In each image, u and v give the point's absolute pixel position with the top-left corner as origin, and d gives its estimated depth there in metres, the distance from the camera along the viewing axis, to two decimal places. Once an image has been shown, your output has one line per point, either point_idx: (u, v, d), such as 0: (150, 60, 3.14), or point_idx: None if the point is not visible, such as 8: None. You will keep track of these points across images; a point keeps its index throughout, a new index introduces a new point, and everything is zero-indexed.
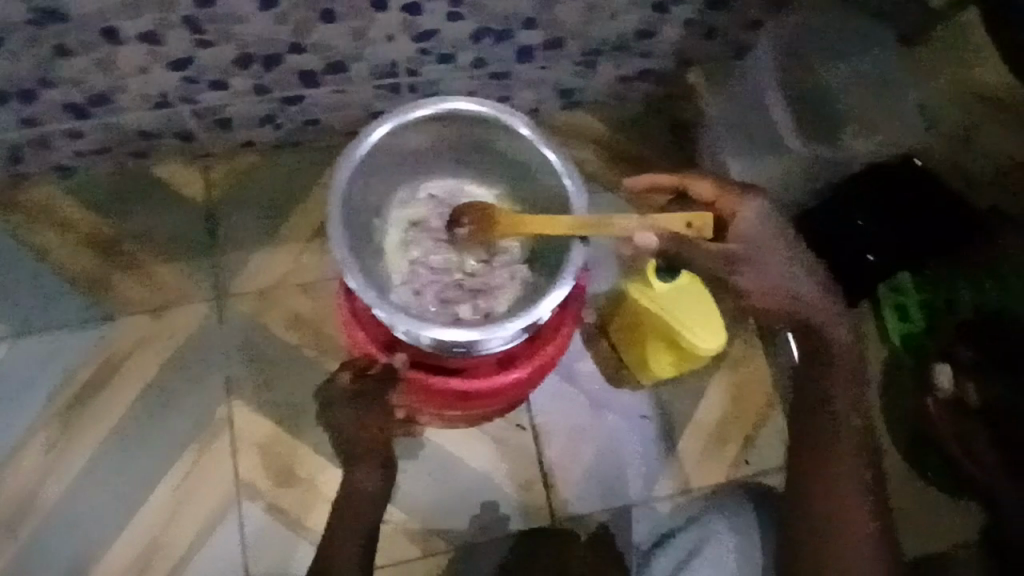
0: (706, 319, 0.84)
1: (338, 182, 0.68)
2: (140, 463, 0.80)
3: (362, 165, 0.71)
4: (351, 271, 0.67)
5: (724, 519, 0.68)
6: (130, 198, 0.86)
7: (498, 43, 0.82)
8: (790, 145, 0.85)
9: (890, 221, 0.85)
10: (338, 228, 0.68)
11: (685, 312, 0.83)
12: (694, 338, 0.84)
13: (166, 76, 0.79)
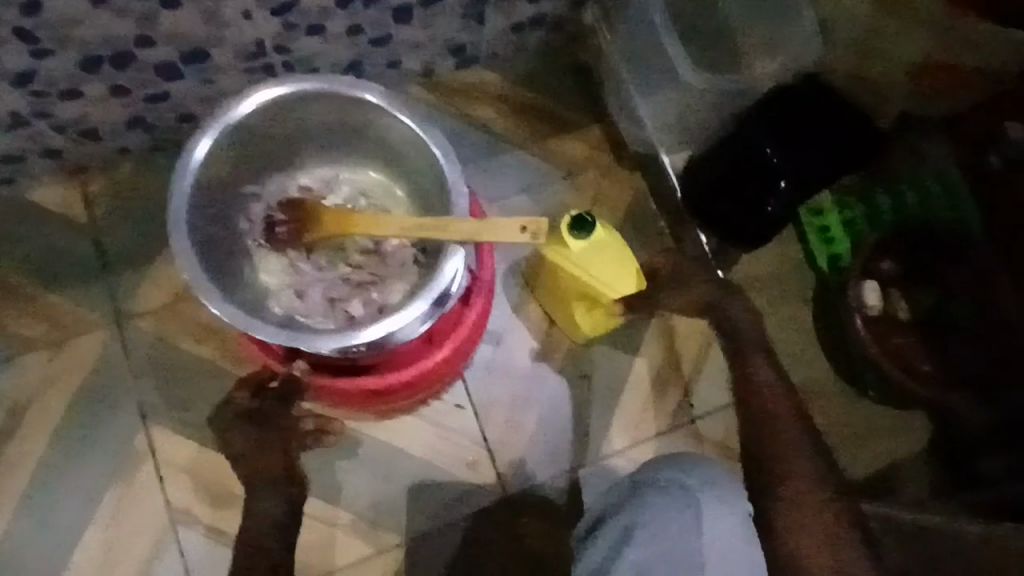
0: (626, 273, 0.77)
1: (174, 224, 0.48)
2: (62, 500, 0.80)
3: (202, 193, 0.52)
4: (211, 296, 0.49)
5: (657, 495, 0.63)
6: (13, 231, 0.85)
7: (369, 7, 0.76)
8: (684, 75, 0.81)
9: (799, 149, 0.79)
10: (190, 247, 0.49)
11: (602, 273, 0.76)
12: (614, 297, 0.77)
13: (10, 92, 0.72)
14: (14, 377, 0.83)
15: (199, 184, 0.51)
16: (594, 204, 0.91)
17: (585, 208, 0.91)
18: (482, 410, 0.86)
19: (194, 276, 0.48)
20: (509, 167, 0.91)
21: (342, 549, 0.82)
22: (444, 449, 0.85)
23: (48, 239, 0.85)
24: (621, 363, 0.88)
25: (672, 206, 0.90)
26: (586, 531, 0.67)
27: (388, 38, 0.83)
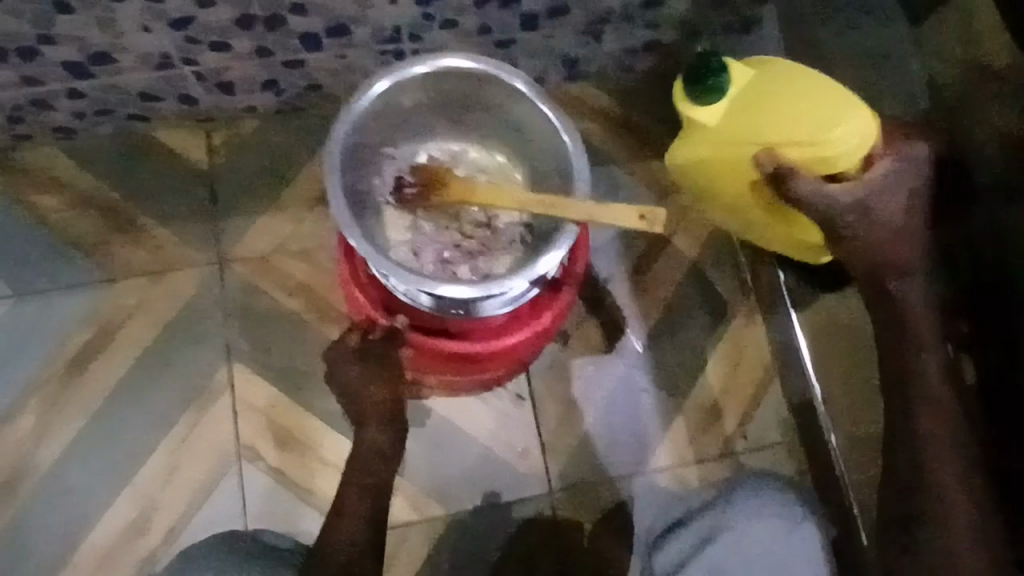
0: (795, 112, 0.72)
1: (330, 157, 0.52)
2: (135, 420, 0.85)
3: (351, 136, 0.56)
4: (350, 231, 0.53)
5: (737, 504, 0.71)
6: (134, 163, 0.92)
7: (503, 9, 0.82)
8: None
9: None
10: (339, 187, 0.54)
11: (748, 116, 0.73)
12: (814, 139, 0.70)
13: (167, 35, 0.77)
14: (114, 298, 0.88)
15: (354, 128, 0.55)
16: (677, 226, 0.94)
17: (667, 228, 0.94)
18: (540, 402, 0.89)
19: (339, 208, 0.53)
20: (599, 177, 0.95)
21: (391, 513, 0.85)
22: (500, 435, 0.88)
23: (166, 178, 0.92)
24: (681, 382, 0.91)
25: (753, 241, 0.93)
26: (665, 531, 0.75)
27: (510, 40, 0.88)
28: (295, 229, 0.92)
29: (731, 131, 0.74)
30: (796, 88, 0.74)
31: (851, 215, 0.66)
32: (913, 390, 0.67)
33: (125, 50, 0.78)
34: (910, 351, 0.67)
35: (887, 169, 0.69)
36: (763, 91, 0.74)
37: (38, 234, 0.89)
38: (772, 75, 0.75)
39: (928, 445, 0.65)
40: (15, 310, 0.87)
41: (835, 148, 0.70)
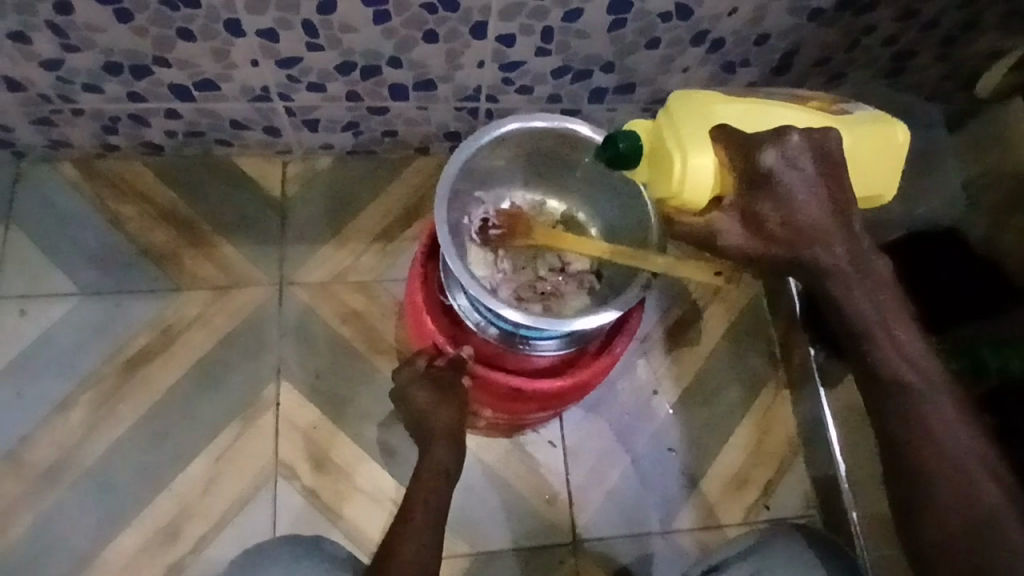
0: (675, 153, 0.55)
1: (441, 186, 0.59)
2: (180, 426, 0.87)
3: (460, 172, 0.62)
4: (448, 252, 0.59)
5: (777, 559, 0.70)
6: (212, 183, 0.98)
7: (576, 81, 0.90)
8: None
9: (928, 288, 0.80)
10: (443, 213, 0.60)
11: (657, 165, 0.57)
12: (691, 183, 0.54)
13: (272, 71, 0.84)
14: (176, 307, 0.92)
15: (463, 165, 0.62)
16: (715, 297, 0.99)
17: (704, 297, 0.99)
18: (573, 450, 0.92)
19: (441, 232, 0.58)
20: None
21: None
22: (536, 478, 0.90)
23: (240, 200, 0.98)
24: (709, 446, 0.94)
25: (786, 317, 0.97)
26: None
27: (577, 109, 0.96)
28: (354, 261, 0.97)
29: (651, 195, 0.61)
30: (704, 125, 0.56)
31: (744, 248, 0.52)
32: (929, 439, 0.54)
33: (231, 80, 0.85)
34: (897, 385, 0.54)
35: (746, 173, 0.51)
36: (663, 139, 0.57)
37: (114, 239, 0.94)
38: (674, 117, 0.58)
39: (967, 491, 0.53)
40: (81, 309, 0.91)
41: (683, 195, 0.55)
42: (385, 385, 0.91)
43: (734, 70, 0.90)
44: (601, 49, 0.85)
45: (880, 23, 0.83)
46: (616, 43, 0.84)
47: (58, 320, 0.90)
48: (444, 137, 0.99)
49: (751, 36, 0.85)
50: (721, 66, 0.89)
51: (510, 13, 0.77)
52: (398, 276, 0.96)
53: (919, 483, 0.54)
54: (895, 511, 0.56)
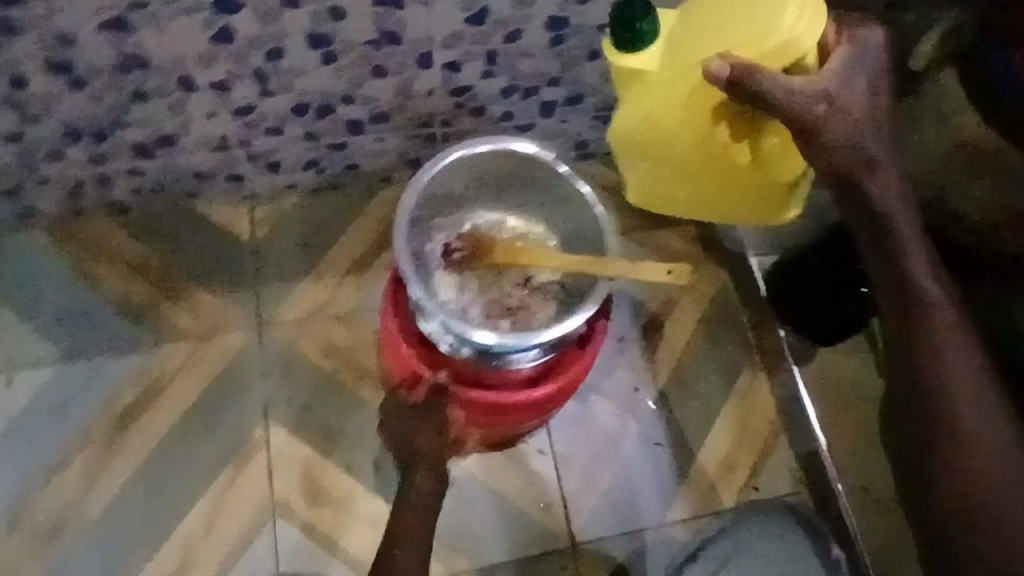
0: (758, 7, 0.57)
1: (397, 221, 0.61)
2: (174, 477, 0.89)
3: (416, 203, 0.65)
4: (412, 281, 0.63)
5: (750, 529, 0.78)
6: (182, 234, 0.99)
7: (526, 98, 0.93)
8: None
9: None
10: (403, 244, 0.63)
11: (721, 24, 0.58)
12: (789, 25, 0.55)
13: (229, 121, 0.86)
14: (159, 360, 0.94)
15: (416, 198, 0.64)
16: (685, 292, 1.02)
17: (674, 292, 1.02)
18: (562, 457, 0.94)
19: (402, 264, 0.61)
20: None
21: None
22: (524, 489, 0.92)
23: (211, 247, 0.99)
24: (694, 436, 0.96)
25: (756, 303, 1.00)
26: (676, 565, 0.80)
27: (530, 124, 0.99)
28: (330, 295, 0.98)
29: (671, 68, 0.60)
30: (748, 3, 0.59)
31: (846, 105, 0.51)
32: (933, 365, 0.54)
33: (190, 133, 0.87)
34: (921, 306, 0.54)
35: (838, 61, 0.53)
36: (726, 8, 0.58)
37: (90, 300, 0.95)
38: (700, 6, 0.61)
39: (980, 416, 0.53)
40: (65, 372, 0.92)
41: (776, 39, 0.55)
42: (372, 413, 0.93)
43: None
44: (545, 66, 0.88)
45: None
46: (558, 59, 0.87)
47: (43, 386, 0.91)
48: (404, 165, 1.02)
49: None
50: None
51: (452, 41, 0.80)
52: (373, 305, 0.98)
53: (929, 415, 0.54)
54: (908, 432, 0.55)
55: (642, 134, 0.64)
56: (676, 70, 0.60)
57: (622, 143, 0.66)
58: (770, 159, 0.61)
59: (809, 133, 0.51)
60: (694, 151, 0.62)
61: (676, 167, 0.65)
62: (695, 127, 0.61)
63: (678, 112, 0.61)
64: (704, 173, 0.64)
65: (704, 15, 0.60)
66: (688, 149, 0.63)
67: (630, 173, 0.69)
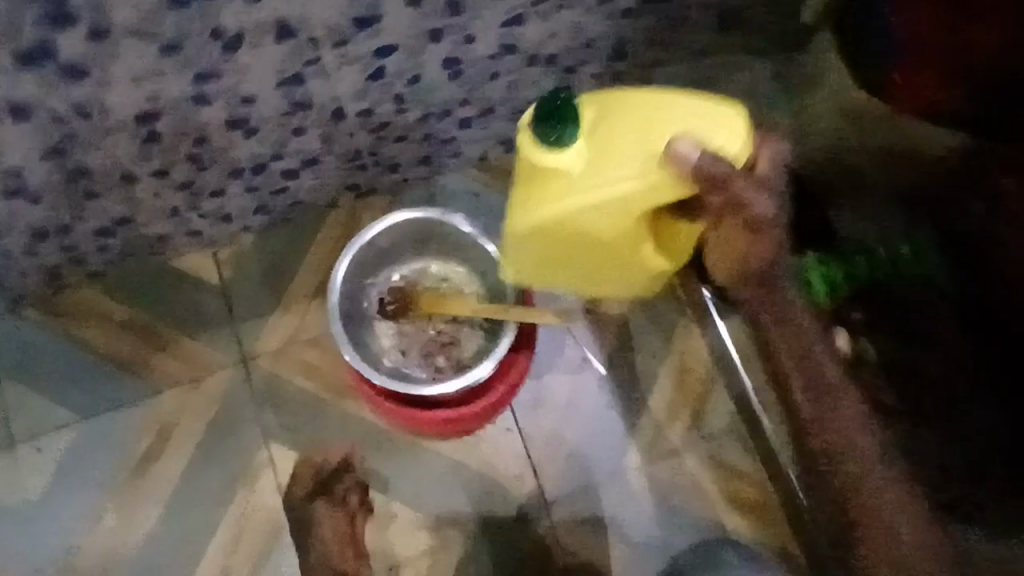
0: (685, 114, 0.65)
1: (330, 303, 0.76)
2: (200, 503, 1.04)
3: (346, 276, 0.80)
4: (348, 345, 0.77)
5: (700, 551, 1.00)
6: (158, 289, 1.10)
7: (442, 119, 1.00)
8: None
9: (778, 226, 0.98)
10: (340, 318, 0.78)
11: (651, 127, 0.65)
12: (724, 133, 0.65)
13: (175, 194, 0.94)
14: (163, 405, 1.07)
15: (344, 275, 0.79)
16: None
17: None
18: (526, 432, 1.08)
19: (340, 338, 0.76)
20: None
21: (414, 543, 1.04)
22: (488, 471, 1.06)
23: (186, 296, 1.10)
24: (640, 392, 1.10)
25: None
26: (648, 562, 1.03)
27: (452, 137, 1.06)
28: (301, 321, 1.10)
29: (601, 170, 0.66)
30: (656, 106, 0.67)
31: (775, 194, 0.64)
32: (849, 441, 0.71)
33: (143, 210, 0.95)
34: (826, 381, 0.71)
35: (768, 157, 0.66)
36: (650, 113, 0.66)
37: (91, 363, 1.07)
38: (625, 104, 0.68)
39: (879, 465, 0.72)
40: (85, 430, 1.05)
41: (718, 145, 0.64)
42: (357, 420, 1.07)
43: (575, 71, 1.00)
44: (452, 93, 0.94)
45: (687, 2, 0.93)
46: (463, 85, 0.94)
47: (69, 445, 1.05)
48: (344, 192, 1.10)
49: (579, 43, 0.94)
50: (562, 71, 0.99)
51: (359, 96, 0.87)
52: None
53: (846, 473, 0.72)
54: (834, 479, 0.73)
55: (568, 222, 0.69)
56: (604, 168, 0.66)
57: (545, 233, 0.71)
58: (677, 232, 0.73)
59: (762, 231, 0.64)
60: (617, 233, 0.70)
61: (596, 250, 0.72)
62: (629, 214, 0.68)
63: (615, 207, 0.67)
64: (616, 248, 0.73)
65: (635, 113, 0.67)
66: (615, 231, 0.70)
67: (542, 253, 0.76)
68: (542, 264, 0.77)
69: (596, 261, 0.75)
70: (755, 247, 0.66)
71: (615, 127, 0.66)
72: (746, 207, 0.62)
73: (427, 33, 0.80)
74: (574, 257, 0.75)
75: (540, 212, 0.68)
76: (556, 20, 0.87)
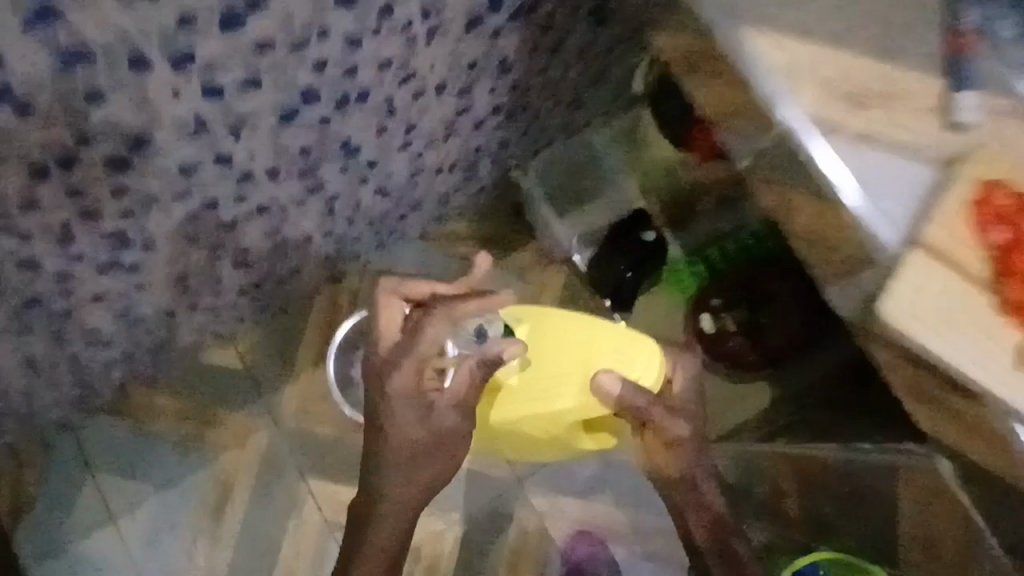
0: (622, 352, 0.98)
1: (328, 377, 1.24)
2: (264, 529, 1.43)
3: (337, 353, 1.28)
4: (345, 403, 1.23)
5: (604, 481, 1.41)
6: (198, 380, 1.46)
7: (384, 220, 1.35)
8: (557, 218, 1.43)
9: (640, 260, 1.38)
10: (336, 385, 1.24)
11: (583, 349, 0.98)
12: (641, 371, 0.97)
13: (201, 314, 1.30)
14: (221, 465, 1.44)
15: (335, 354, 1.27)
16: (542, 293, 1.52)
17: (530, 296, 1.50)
18: None
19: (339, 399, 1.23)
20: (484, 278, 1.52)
21: (425, 527, 1.45)
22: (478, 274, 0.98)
23: (220, 380, 1.46)
24: None
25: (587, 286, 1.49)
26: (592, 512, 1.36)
27: (395, 227, 1.42)
28: (311, 384, 1.47)
29: (541, 374, 0.97)
30: (592, 335, 1.00)
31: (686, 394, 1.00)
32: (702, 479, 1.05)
33: (181, 329, 1.31)
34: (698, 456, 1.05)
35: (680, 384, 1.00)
36: (589, 342, 0.99)
37: (160, 444, 1.43)
38: (562, 328, 1.01)
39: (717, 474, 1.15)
40: (166, 495, 1.42)
41: (633, 374, 0.97)
42: None
43: (474, 166, 1.35)
44: (387, 205, 1.30)
45: (542, 107, 1.27)
46: (393, 198, 1.29)
47: (158, 507, 1.42)
48: (325, 280, 1.46)
49: (470, 150, 1.29)
50: (464, 169, 1.34)
51: (320, 226, 1.22)
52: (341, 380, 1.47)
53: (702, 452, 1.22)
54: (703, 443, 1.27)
55: (524, 420, 0.98)
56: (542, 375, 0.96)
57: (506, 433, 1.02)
58: (605, 425, 1.03)
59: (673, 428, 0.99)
60: (557, 431, 1.01)
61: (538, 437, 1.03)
62: (564, 421, 0.98)
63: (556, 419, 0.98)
64: (552, 437, 1.02)
65: (575, 346, 0.99)
66: (558, 431, 1.00)
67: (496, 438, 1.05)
68: (503, 441, 1.07)
69: (531, 441, 1.05)
70: (675, 459, 1.02)
71: (551, 357, 0.98)
72: (658, 425, 0.96)
73: (359, 179, 1.15)
74: (502, 433, 1.03)
75: (499, 415, 0.98)
76: (448, 145, 1.22)
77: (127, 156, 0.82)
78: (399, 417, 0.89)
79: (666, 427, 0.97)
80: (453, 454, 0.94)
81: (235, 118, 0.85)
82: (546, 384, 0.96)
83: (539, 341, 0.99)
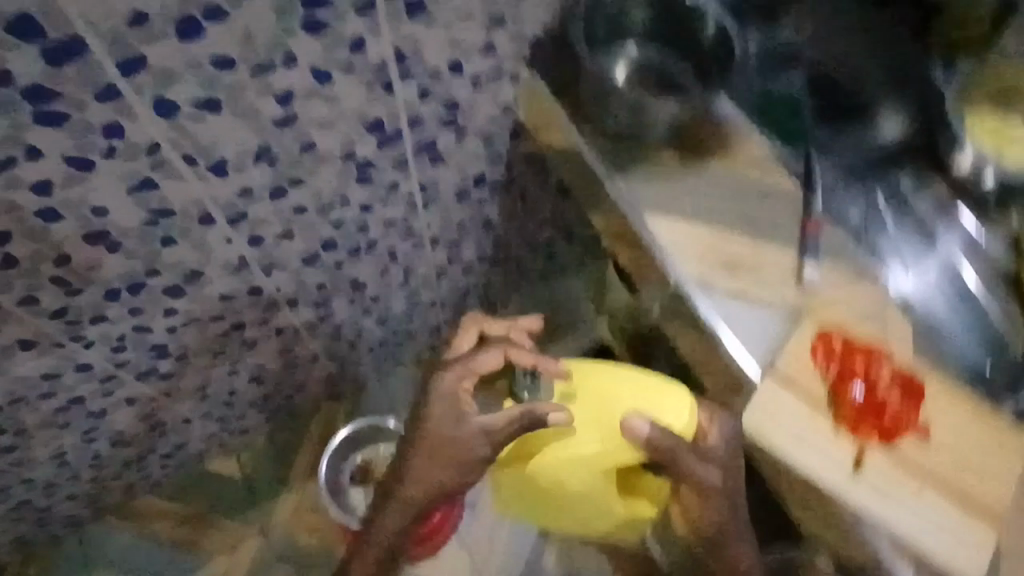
0: (651, 393, 0.91)
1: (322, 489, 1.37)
2: None
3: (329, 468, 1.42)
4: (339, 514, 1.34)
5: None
6: (200, 487, 1.60)
7: (382, 346, 1.56)
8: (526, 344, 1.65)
9: None
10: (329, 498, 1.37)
11: (613, 397, 0.91)
12: (671, 417, 0.89)
13: (214, 423, 1.47)
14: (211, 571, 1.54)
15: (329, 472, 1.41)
16: None
17: None
18: None
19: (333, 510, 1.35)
20: None
21: None
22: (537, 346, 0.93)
23: (221, 488, 1.60)
24: None
25: None
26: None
27: (392, 354, 1.62)
28: (302, 495, 1.60)
29: (569, 432, 0.90)
30: (619, 382, 0.92)
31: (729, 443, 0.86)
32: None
33: (193, 436, 1.48)
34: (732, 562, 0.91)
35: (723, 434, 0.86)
36: (615, 384, 0.92)
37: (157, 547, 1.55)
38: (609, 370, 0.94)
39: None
40: None
41: (666, 420, 0.89)
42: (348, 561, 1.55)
43: (462, 303, 1.58)
44: (385, 333, 1.51)
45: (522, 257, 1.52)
46: (390, 328, 1.51)
47: None
48: (325, 398, 1.64)
49: (459, 289, 1.52)
50: (454, 305, 1.57)
51: (325, 348, 1.43)
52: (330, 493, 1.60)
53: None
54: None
55: (546, 476, 0.92)
56: (571, 429, 0.91)
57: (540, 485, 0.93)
58: (645, 486, 0.96)
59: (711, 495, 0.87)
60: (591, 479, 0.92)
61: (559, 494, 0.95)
62: (596, 469, 0.91)
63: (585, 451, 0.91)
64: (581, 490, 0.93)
65: (603, 382, 0.92)
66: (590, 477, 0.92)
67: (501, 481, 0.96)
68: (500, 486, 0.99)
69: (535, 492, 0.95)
70: (706, 510, 0.88)
71: (594, 395, 0.92)
72: (689, 476, 0.86)
73: (363, 311, 1.37)
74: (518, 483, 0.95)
75: (527, 463, 0.92)
76: (439, 285, 1.45)
77: (181, 285, 1.05)
78: (434, 413, 0.90)
79: (697, 476, 0.86)
80: (468, 470, 0.89)
81: (268, 260, 1.09)
82: (571, 436, 0.90)
83: (589, 376, 0.94)
